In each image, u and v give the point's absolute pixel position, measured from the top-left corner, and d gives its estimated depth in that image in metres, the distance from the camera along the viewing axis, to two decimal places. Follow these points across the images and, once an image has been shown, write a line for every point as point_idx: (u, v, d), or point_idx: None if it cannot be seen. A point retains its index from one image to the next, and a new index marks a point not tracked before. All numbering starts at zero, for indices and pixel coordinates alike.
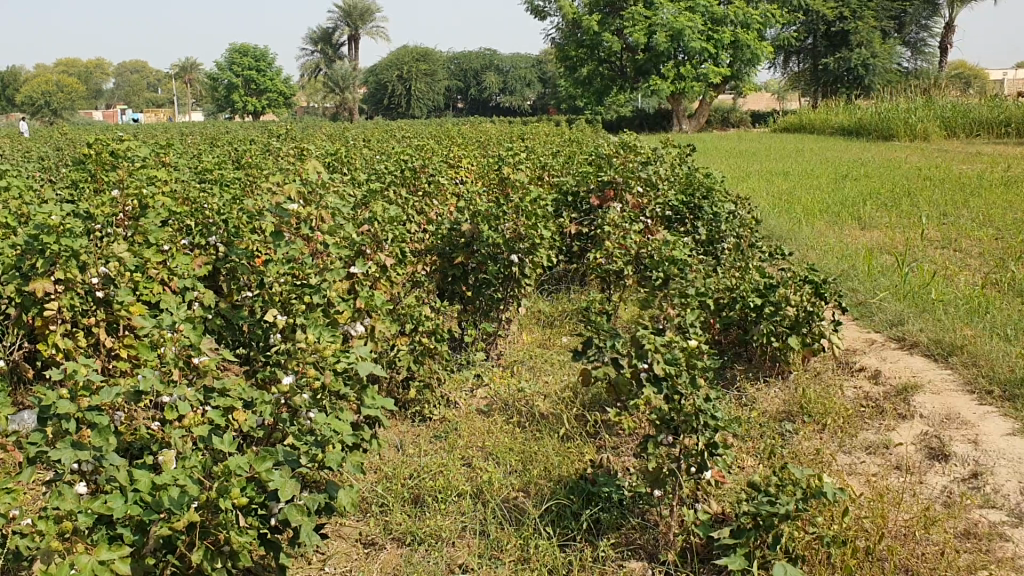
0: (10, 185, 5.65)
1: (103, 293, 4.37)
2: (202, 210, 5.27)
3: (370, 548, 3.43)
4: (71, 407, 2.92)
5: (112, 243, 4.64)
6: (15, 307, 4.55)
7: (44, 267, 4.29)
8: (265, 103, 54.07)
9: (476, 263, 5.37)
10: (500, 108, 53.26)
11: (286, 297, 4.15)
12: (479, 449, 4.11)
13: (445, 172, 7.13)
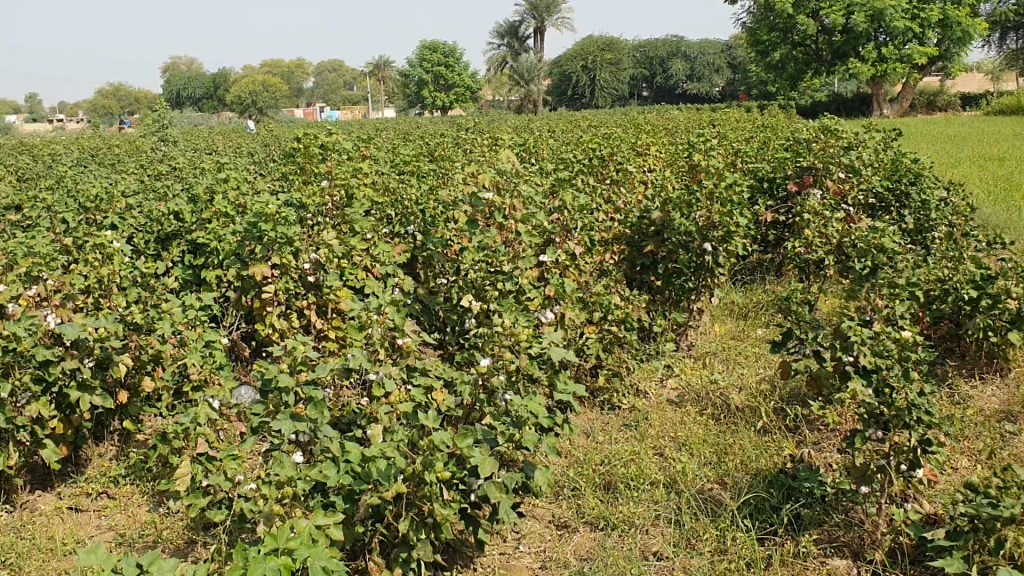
0: (228, 178, 6.05)
1: (314, 278, 4.67)
2: (402, 201, 5.50)
3: (563, 530, 3.48)
4: (290, 381, 3.19)
5: (322, 231, 4.91)
6: (235, 290, 4.89)
7: (262, 253, 4.60)
8: (454, 97, 55.51)
9: (666, 252, 5.28)
10: (687, 97, 52.35)
11: (480, 284, 4.23)
12: (672, 439, 4.06)
13: (633, 160, 7.10)
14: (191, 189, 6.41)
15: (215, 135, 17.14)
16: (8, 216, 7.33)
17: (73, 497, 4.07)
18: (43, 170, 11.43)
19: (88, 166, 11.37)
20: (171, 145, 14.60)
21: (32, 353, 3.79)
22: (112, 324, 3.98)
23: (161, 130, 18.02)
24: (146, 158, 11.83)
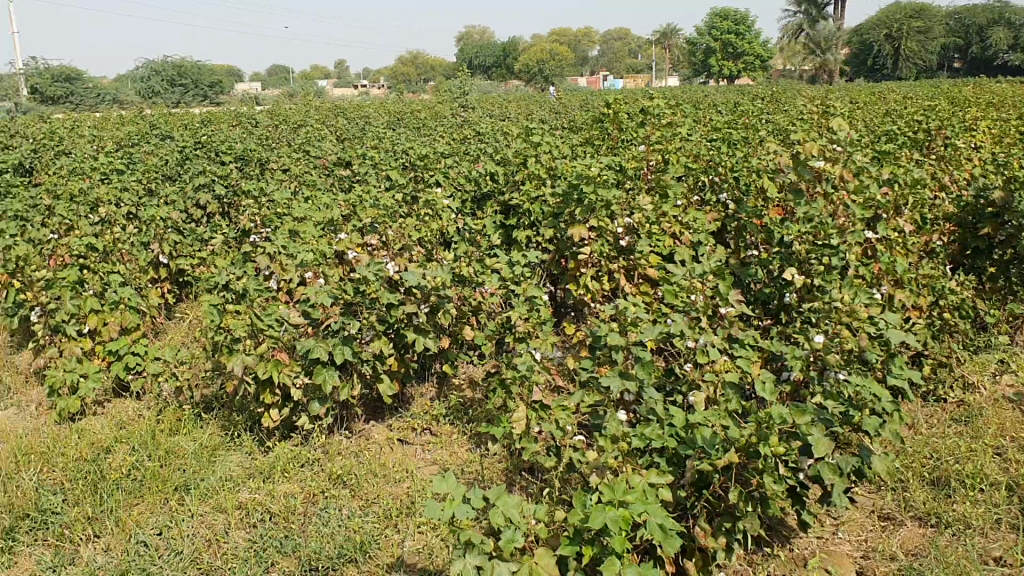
0: (543, 142, 6.23)
1: (627, 242, 4.62)
2: (716, 168, 5.34)
3: (887, 522, 3.31)
4: (620, 340, 3.22)
5: (639, 196, 4.94)
6: (549, 249, 5.05)
7: (582, 215, 4.68)
8: (742, 67, 53.90)
9: (1007, 236, 4.83)
10: (1005, 69, 47.49)
11: (804, 258, 4.08)
12: (1012, 440, 3.74)
13: (963, 134, 6.54)
14: (504, 151, 6.68)
15: (513, 102, 17.81)
16: (340, 172, 8.01)
17: (401, 431, 4.41)
18: (363, 131, 12.35)
19: (402, 129, 12.17)
20: (473, 110, 15.27)
21: (378, 295, 4.13)
22: (445, 275, 4.32)
23: (463, 95, 18.91)
24: (451, 122, 12.47)
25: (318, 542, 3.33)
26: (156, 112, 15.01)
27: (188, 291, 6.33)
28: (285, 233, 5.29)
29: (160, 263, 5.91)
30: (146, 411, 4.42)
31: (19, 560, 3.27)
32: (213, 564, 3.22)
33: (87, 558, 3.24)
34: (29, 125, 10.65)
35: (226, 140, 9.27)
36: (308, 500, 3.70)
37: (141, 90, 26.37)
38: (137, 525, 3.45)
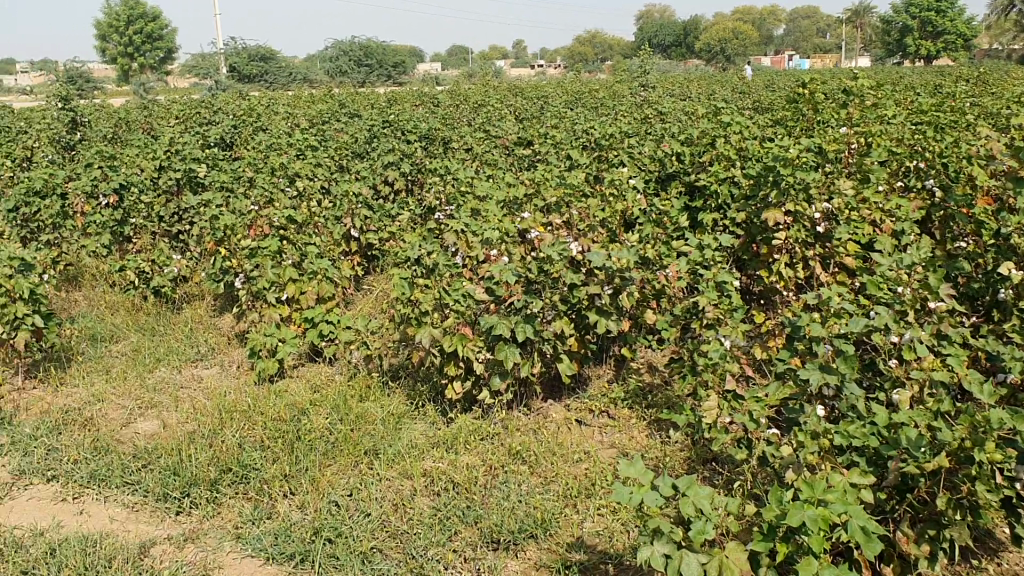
0: (734, 123, 6.05)
1: (824, 229, 4.43)
2: (923, 152, 5.02)
3: None
4: (820, 331, 3.07)
5: (837, 181, 4.71)
6: (739, 234, 4.90)
7: (776, 199, 4.50)
8: (942, 46, 50.56)
9: None
10: None
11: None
12: None
13: None
14: (690, 132, 6.52)
15: (695, 82, 17.43)
16: (522, 151, 8.06)
17: (579, 411, 4.40)
18: (543, 111, 12.38)
19: (583, 108, 12.13)
20: (655, 90, 15.01)
21: (562, 275, 4.13)
22: (631, 257, 4.26)
23: (643, 75, 18.61)
24: (630, 102, 12.32)
25: (500, 516, 3.37)
26: (345, 91, 15.58)
27: (375, 264, 6.55)
28: (470, 210, 5.37)
29: (350, 236, 6.14)
30: (338, 377, 4.61)
31: (222, 510, 3.46)
32: (400, 528, 3.31)
33: (284, 514, 3.40)
34: (231, 103, 11.28)
35: (412, 117, 9.50)
36: (490, 473, 3.75)
37: (330, 70, 27.44)
38: (329, 485, 3.59)
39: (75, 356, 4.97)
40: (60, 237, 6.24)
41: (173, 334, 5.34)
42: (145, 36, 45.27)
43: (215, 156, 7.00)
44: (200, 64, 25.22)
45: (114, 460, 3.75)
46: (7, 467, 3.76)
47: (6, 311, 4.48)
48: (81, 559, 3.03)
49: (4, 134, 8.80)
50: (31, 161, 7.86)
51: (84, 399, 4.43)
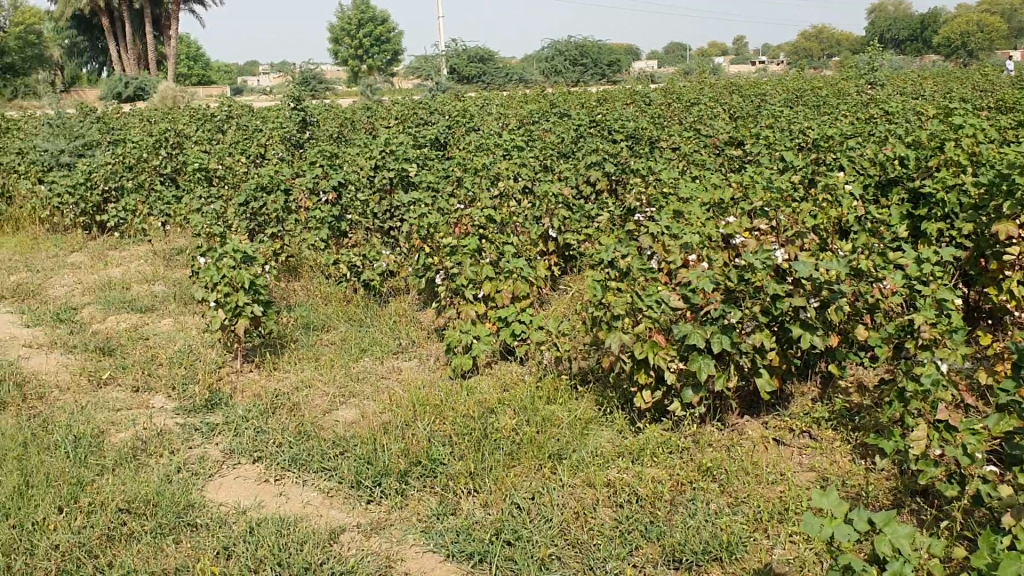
0: (967, 126, 5.56)
1: None
2: None
3: None
4: None
5: None
6: (966, 248, 4.49)
7: (1011, 210, 4.08)
8: None
9: None
10: None
11: None
12: None
13: None
14: (917, 133, 6.05)
15: (929, 79, 16.27)
16: (732, 153, 7.79)
17: (777, 430, 4.17)
18: (758, 110, 11.93)
19: (802, 108, 11.59)
20: (884, 87, 14.08)
21: (763, 285, 3.93)
22: (840, 268, 3.99)
23: (871, 72, 17.52)
24: (855, 100, 11.64)
25: (683, 534, 3.25)
26: (558, 91, 15.68)
27: (573, 264, 6.53)
28: (671, 213, 5.23)
29: (550, 236, 6.14)
30: (529, 378, 4.61)
31: (410, 502, 3.53)
32: (579, 537, 3.26)
33: (467, 511, 3.42)
34: (447, 103, 11.61)
35: (621, 117, 9.41)
36: (677, 489, 3.62)
37: (546, 70, 27.77)
38: (513, 486, 3.59)
39: (289, 343, 5.26)
40: (283, 230, 6.64)
41: (379, 326, 5.53)
42: (374, 39, 47.73)
43: (427, 155, 7.21)
44: (423, 64, 26.20)
45: (315, 446, 3.92)
46: (221, 445, 4.02)
47: (229, 299, 4.80)
48: (276, 540, 3.18)
49: (241, 133, 9.49)
50: (263, 157, 8.42)
51: (293, 385, 4.68)
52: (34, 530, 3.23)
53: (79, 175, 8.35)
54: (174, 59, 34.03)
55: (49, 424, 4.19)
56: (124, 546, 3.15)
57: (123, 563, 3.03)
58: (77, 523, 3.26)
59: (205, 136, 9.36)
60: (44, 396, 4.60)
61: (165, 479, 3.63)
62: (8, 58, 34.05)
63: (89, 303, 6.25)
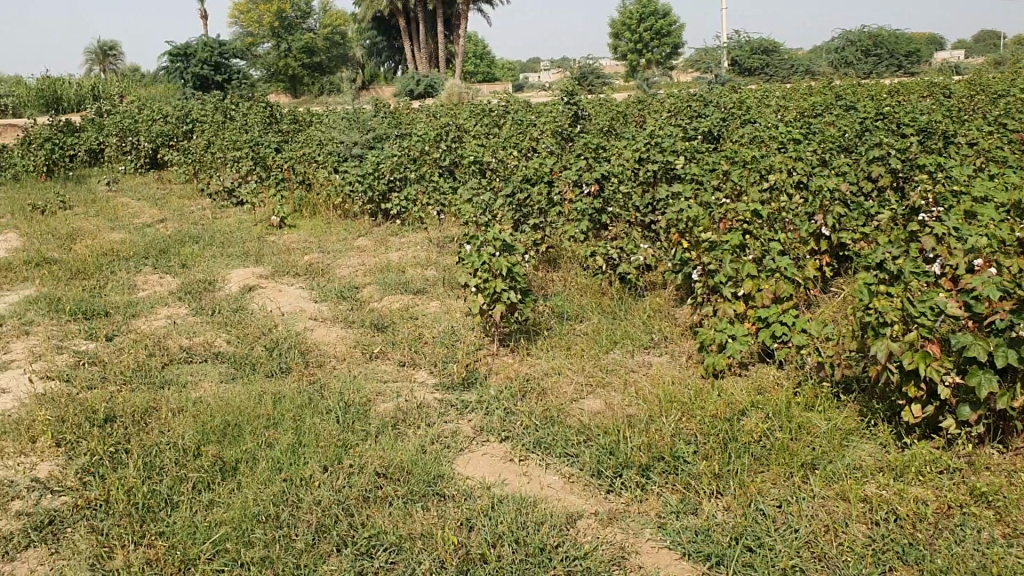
0: None
1: None
2: None
3: None
4: None
5: None
6: None
7: None
8: None
9: None
10: None
11: None
12: None
13: None
14: None
15: None
16: None
17: None
18: None
19: None
20: None
21: None
22: None
23: None
24: None
25: (946, 561, 2.97)
26: (846, 82, 14.80)
27: (846, 266, 6.11)
28: (957, 213, 4.76)
29: (820, 235, 5.79)
30: (786, 382, 4.39)
31: (650, 496, 3.48)
32: (827, 551, 3.07)
33: (708, 512, 3.32)
34: (722, 96, 11.31)
35: (911, 109, 8.71)
36: (943, 511, 3.30)
37: (834, 62, 26.19)
38: (759, 492, 3.44)
39: (543, 330, 5.37)
40: (547, 221, 6.79)
41: (632, 318, 5.50)
42: (655, 33, 47.55)
43: (694, 148, 7.07)
44: (702, 57, 25.72)
45: (559, 432, 3.97)
46: (472, 423, 4.19)
47: (488, 285, 4.98)
48: (514, 518, 3.26)
49: (516, 127, 9.81)
50: (534, 150, 8.64)
51: (544, 371, 4.77)
52: (301, 485, 3.55)
53: (368, 165, 9.02)
54: (463, 57, 35.77)
55: (324, 391, 4.57)
56: (378, 508, 3.37)
57: (373, 524, 3.25)
58: (339, 483, 3.54)
59: (482, 131, 9.77)
60: (321, 365, 5.04)
61: (418, 450, 3.85)
62: (318, 58, 37.29)
63: (369, 284, 6.75)
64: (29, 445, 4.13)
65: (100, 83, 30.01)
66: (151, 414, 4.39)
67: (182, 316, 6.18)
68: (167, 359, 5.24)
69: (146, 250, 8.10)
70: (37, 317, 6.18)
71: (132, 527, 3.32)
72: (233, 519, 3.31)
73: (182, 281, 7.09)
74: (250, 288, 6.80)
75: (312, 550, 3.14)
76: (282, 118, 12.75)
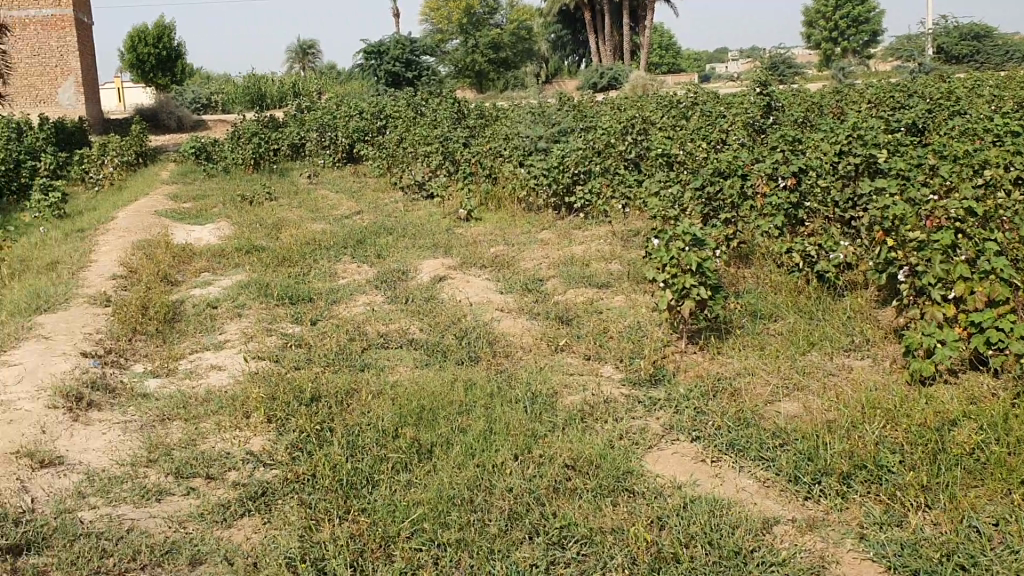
0: None
1: None
2: None
3: None
4: None
5: None
6: None
7: None
8: None
9: None
10: None
11: None
12: None
13: None
14: None
15: None
16: None
17: None
18: None
19: None
20: None
21: None
22: None
23: None
24: None
25: None
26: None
27: None
28: None
29: None
30: (1002, 393, 4.07)
31: (851, 505, 3.32)
32: None
33: (915, 525, 3.14)
34: (930, 85, 10.62)
35: None
36: None
37: None
38: (972, 507, 3.21)
39: (735, 329, 5.24)
40: (738, 216, 6.63)
41: (830, 319, 5.27)
42: (852, 20, 45.24)
43: (898, 140, 6.68)
44: (907, 44, 24.22)
45: (753, 434, 3.86)
46: (661, 421, 4.14)
47: (676, 280, 4.88)
48: (708, 520, 3.21)
49: (705, 119, 9.63)
50: (725, 142, 8.51)
51: (736, 370, 4.65)
52: (494, 472, 3.63)
53: (555, 158, 9.10)
54: (647, 49, 35.33)
55: (513, 380, 4.66)
56: (568, 500, 3.40)
57: (565, 515, 3.27)
58: (530, 472, 3.60)
59: (669, 123, 9.64)
60: (510, 355, 5.13)
61: (607, 444, 3.85)
62: (504, 54, 37.83)
63: (555, 276, 6.81)
64: (243, 419, 4.44)
65: (301, 81, 31.68)
66: (351, 396, 4.63)
67: (378, 304, 6.45)
68: (365, 344, 5.49)
69: (344, 240, 8.51)
70: (249, 301, 6.62)
71: (337, 502, 3.51)
72: (430, 500, 3.44)
73: (377, 270, 7.40)
74: (440, 278, 7.02)
75: (504, 536, 3.20)
76: (471, 113, 13.04)
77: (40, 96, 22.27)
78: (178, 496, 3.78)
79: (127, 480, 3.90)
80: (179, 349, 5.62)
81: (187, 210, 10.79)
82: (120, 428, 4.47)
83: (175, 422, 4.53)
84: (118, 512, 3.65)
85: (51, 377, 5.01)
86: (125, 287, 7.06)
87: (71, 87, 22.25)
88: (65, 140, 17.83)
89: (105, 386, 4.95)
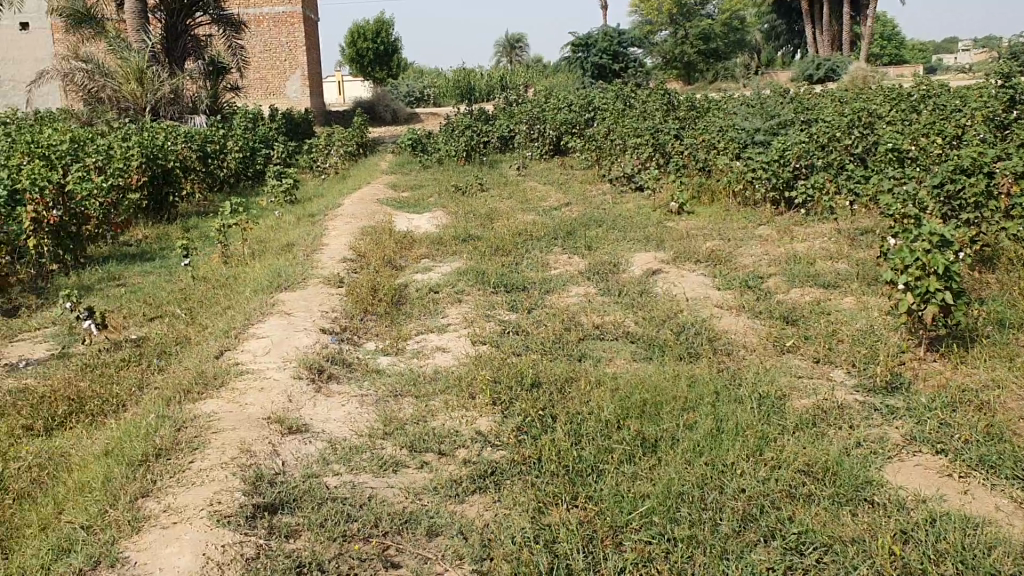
0: None
1: None
2: None
3: None
4: None
5: None
6: None
7: None
8: None
9: None
10: None
11: None
12: None
13: None
14: None
15: None
16: None
17: None
18: None
19: None
20: None
21: None
22: None
23: None
24: None
25: None
26: None
27: None
28: None
29: None
30: None
31: None
32: None
33: None
34: None
35: None
36: None
37: None
38: None
39: (979, 338, 4.90)
40: (982, 217, 6.19)
41: None
42: None
43: None
44: None
45: (1007, 450, 3.60)
46: (901, 431, 3.95)
47: (920, 284, 4.62)
48: (959, 538, 3.03)
49: (939, 113, 9.05)
50: (963, 138, 7.96)
51: (982, 381, 4.36)
52: (724, 471, 3.59)
53: (774, 152, 8.83)
54: (867, 39, 33.55)
55: (737, 378, 4.58)
56: (805, 507, 3.31)
57: (803, 521, 3.20)
58: (762, 474, 3.54)
59: (899, 117, 9.13)
60: (732, 353, 5.04)
61: (843, 452, 3.72)
62: (713, 46, 37.03)
63: (774, 274, 6.62)
64: (470, 400, 4.60)
65: (508, 74, 32.35)
66: (572, 384, 4.69)
67: (592, 295, 6.49)
68: (582, 334, 5.55)
69: (555, 231, 8.64)
70: (467, 287, 6.84)
71: (566, 487, 3.58)
72: (659, 494, 3.44)
73: (590, 261, 7.45)
74: (653, 272, 6.98)
75: (738, 537, 3.17)
76: (682, 105, 12.87)
77: (270, 88, 23.93)
78: (413, 470, 3.97)
79: (365, 450, 4.13)
80: (406, 330, 5.90)
81: (406, 198, 11.29)
82: (357, 401, 4.75)
83: (406, 399, 4.76)
84: (359, 480, 3.88)
85: (294, 350, 5.38)
86: (353, 270, 7.48)
87: (298, 80, 23.76)
88: (293, 130, 19.05)
89: (341, 361, 5.27)
